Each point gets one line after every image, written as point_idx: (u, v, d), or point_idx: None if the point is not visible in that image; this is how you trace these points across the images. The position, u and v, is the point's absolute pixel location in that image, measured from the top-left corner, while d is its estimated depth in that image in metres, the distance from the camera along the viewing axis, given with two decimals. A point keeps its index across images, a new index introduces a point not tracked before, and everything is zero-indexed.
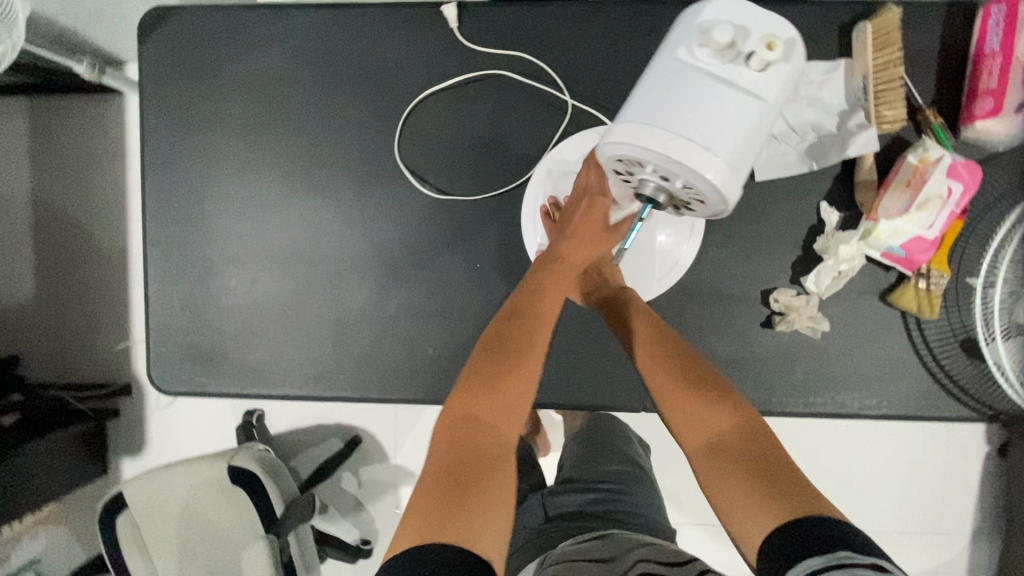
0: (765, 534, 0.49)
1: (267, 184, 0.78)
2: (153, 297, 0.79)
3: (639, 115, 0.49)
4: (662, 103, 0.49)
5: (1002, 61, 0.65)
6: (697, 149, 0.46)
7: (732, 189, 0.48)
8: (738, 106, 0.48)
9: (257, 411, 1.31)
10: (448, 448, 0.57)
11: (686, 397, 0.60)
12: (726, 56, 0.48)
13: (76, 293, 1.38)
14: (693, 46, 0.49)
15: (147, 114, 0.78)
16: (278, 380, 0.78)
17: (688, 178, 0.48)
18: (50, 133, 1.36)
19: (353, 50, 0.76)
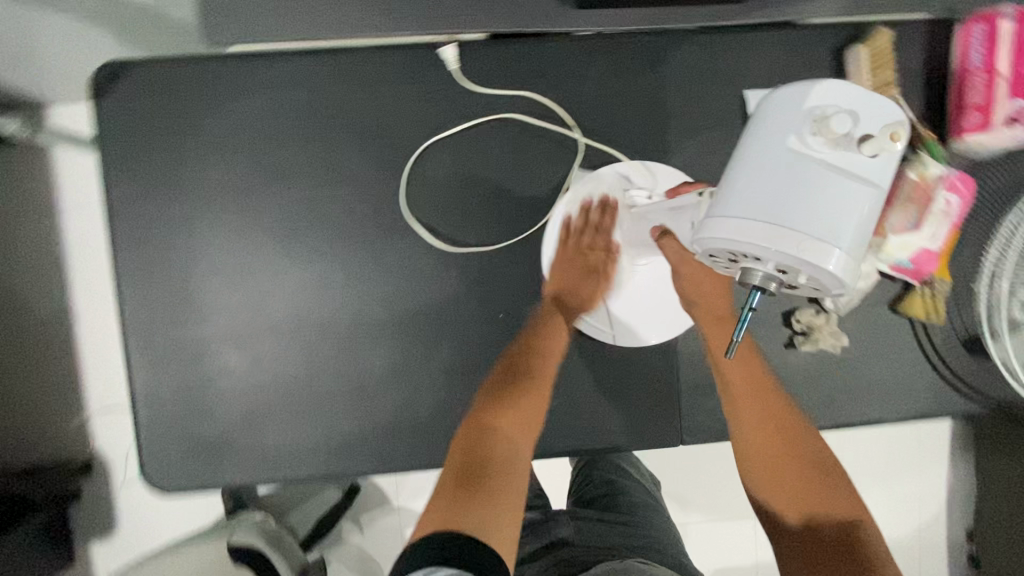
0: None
1: (261, 249, 0.71)
2: (140, 388, 0.70)
3: (751, 209, 0.46)
4: (780, 198, 0.45)
5: (986, 78, 0.69)
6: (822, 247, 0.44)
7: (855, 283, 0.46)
8: (856, 197, 0.45)
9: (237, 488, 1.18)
10: (470, 448, 0.67)
11: (792, 463, 0.72)
12: (840, 144, 0.45)
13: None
14: (804, 133, 0.45)
15: (109, 184, 0.69)
16: (294, 462, 0.72)
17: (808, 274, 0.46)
18: None
19: (345, 97, 0.70)
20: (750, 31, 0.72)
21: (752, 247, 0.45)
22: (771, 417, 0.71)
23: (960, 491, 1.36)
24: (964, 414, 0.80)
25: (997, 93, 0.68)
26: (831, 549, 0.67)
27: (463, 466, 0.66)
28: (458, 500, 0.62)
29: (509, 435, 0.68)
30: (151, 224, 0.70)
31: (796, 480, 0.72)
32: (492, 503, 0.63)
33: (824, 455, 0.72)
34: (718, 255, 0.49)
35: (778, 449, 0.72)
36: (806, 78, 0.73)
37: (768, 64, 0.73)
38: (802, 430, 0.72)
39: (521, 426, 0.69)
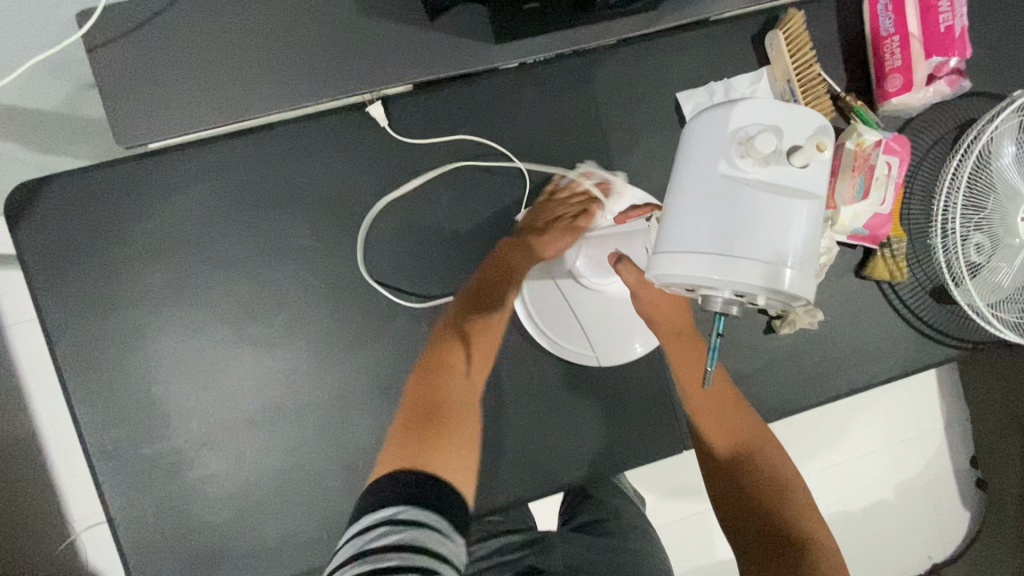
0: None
1: (221, 343, 0.68)
2: (117, 513, 0.66)
3: (696, 242, 0.45)
4: (723, 226, 0.44)
5: (900, 40, 0.71)
6: (772, 268, 0.43)
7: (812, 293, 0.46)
8: (797, 210, 0.44)
9: None
10: (427, 392, 0.58)
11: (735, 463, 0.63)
12: (770, 162, 0.44)
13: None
14: (733, 156, 0.44)
15: (44, 307, 0.65)
16: (297, 555, 0.68)
17: (764, 295, 0.45)
18: None
19: (280, 173, 0.68)
20: (667, 35, 0.73)
21: (703, 278, 0.45)
22: (725, 408, 0.66)
23: (953, 424, 1.40)
24: (946, 361, 0.81)
25: (913, 53, 0.70)
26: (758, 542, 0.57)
27: (423, 409, 0.56)
28: (406, 429, 0.54)
29: (465, 375, 0.61)
30: (100, 340, 0.66)
31: (739, 471, 0.63)
32: (441, 434, 0.54)
33: (758, 434, 0.65)
34: (674, 287, 0.49)
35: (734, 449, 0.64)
36: (732, 69, 0.74)
37: (693, 62, 0.74)
38: (741, 426, 0.66)
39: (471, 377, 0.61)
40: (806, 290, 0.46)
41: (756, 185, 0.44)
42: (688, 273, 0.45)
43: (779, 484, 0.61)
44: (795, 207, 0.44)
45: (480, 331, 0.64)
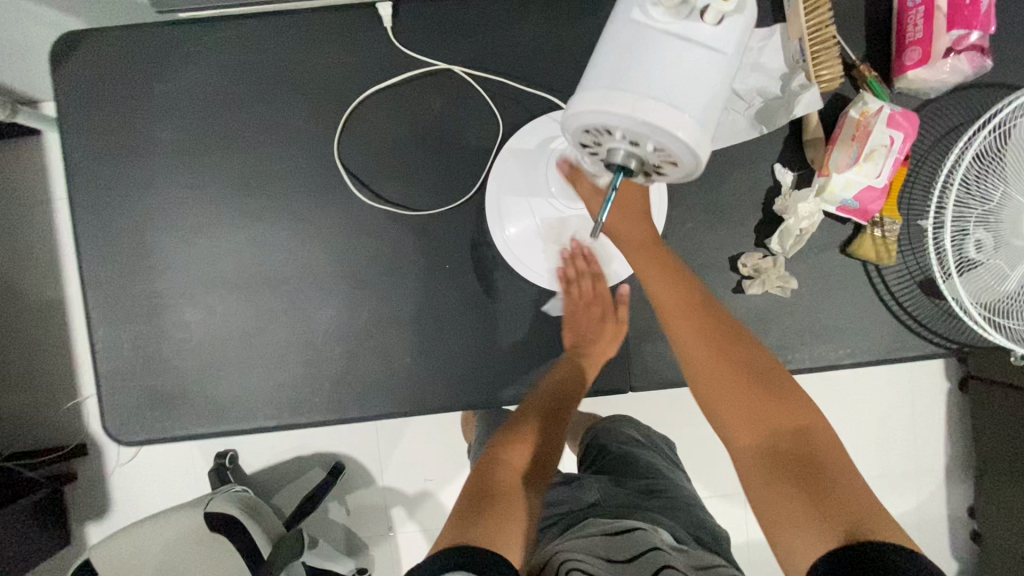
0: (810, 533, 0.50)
1: (212, 206, 0.74)
2: (99, 341, 0.73)
3: (600, 80, 0.47)
4: (625, 65, 0.46)
5: (925, 11, 0.68)
6: (665, 109, 0.44)
7: (706, 150, 0.47)
8: (699, 62, 0.46)
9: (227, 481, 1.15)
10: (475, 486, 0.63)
11: (740, 392, 0.61)
12: (681, 12, 0.46)
13: (22, 350, 1.34)
14: (645, 4, 0.46)
15: (67, 144, 0.72)
16: (250, 412, 0.74)
17: (659, 142, 0.46)
18: None
19: (288, 57, 0.73)
20: None
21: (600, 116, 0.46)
22: (706, 328, 0.64)
23: (954, 465, 1.32)
24: (924, 358, 0.78)
25: (936, 26, 0.68)
26: (787, 476, 0.54)
27: (483, 488, 0.62)
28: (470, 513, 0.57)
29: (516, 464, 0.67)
30: (108, 185, 0.73)
31: (753, 404, 0.60)
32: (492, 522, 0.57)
33: (757, 359, 0.63)
34: (581, 137, 0.50)
35: (734, 375, 0.62)
36: None
37: None
38: (734, 354, 0.63)
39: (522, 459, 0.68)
40: (703, 147, 0.47)
41: (661, 31, 0.46)
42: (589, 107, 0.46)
43: (789, 407, 0.59)
44: (698, 58, 0.46)
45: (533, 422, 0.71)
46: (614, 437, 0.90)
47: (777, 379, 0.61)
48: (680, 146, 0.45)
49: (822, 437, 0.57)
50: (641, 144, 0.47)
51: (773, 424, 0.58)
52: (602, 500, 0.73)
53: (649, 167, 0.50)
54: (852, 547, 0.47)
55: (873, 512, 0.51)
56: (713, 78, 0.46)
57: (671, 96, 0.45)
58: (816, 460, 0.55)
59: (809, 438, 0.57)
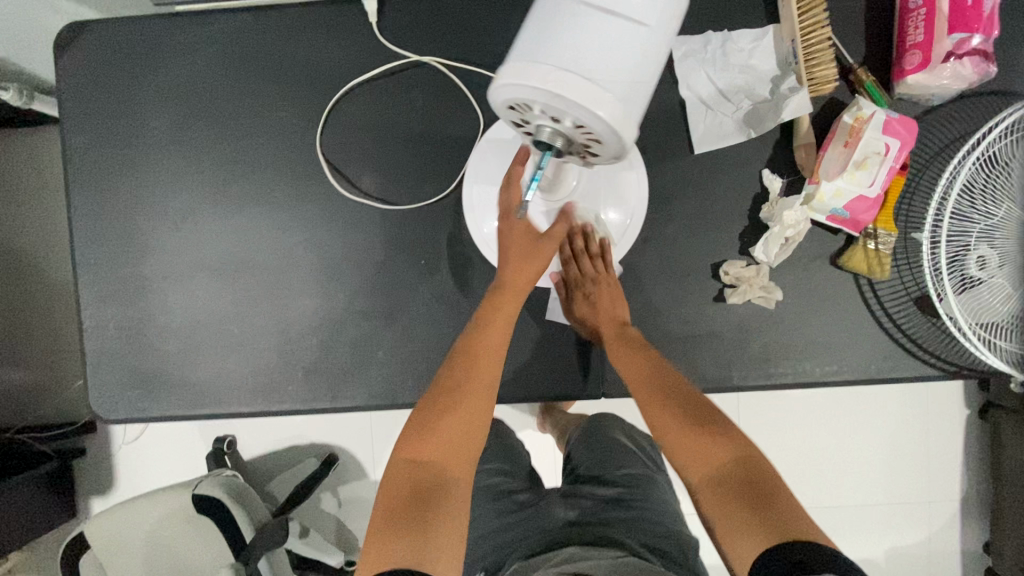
0: (752, 552, 0.50)
1: (198, 195, 0.76)
2: (87, 321, 0.76)
3: (520, 53, 0.45)
4: (546, 38, 0.45)
5: (926, 14, 0.65)
6: (580, 80, 0.43)
7: (628, 126, 0.45)
8: (621, 32, 0.45)
9: (224, 470, 1.16)
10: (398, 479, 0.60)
11: (675, 420, 0.62)
12: None
13: (44, 327, 1.41)
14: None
15: (67, 131, 0.76)
16: (224, 397, 0.75)
17: (577, 116, 0.44)
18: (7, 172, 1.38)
19: (276, 51, 0.74)
20: None
21: (519, 91, 0.45)
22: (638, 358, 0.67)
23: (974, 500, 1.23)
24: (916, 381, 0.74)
25: (937, 30, 0.64)
26: (732, 498, 0.54)
27: (415, 492, 0.58)
28: (401, 519, 0.56)
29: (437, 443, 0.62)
30: (102, 171, 0.76)
31: (697, 443, 0.59)
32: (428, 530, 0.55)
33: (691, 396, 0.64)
34: (510, 113, 0.49)
35: (680, 422, 0.61)
36: (737, 22, 0.72)
37: (695, 9, 0.72)
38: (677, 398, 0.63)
39: (459, 445, 0.62)
40: (626, 124, 0.45)
41: (583, 1, 0.45)
42: (507, 77, 0.45)
43: (723, 439, 0.59)
44: (620, 28, 0.45)
45: (460, 398, 0.64)
46: (593, 437, 0.85)
47: (717, 417, 0.61)
48: (596, 120, 0.44)
49: (759, 461, 0.57)
50: (563, 119, 0.46)
51: (709, 458, 0.58)
52: (562, 517, 0.70)
53: (578, 146, 0.49)
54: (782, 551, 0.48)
55: (799, 521, 0.51)
56: (637, 50, 0.45)
57: (588, 68, 0.44)
58: (751, 479, 0.55)
59: (751, 465, 0.56)
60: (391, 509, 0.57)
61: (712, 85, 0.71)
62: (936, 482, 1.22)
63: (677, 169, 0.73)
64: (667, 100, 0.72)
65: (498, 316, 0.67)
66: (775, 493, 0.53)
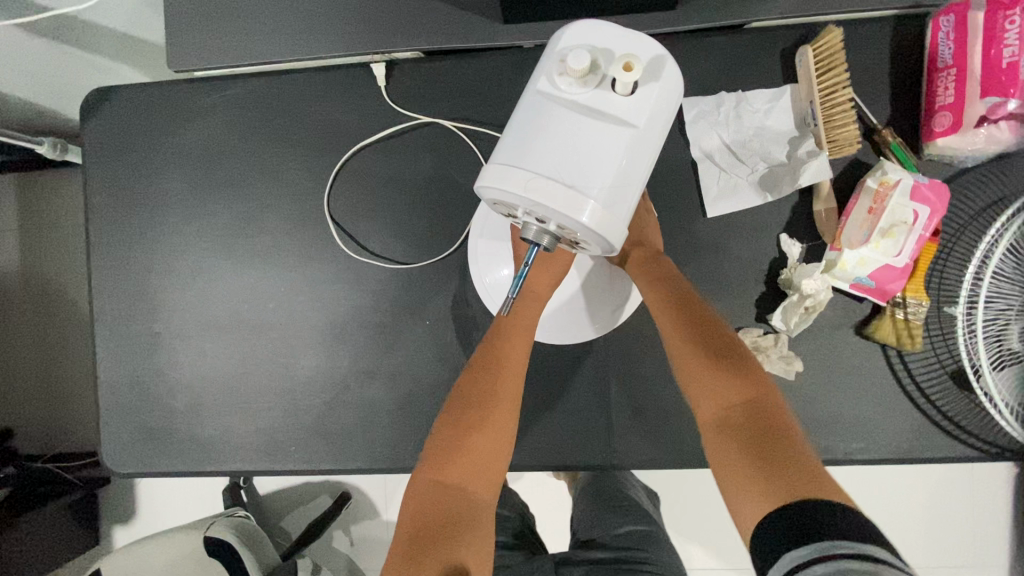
0: (757, 511, 0.45)
1: (209, 253, 0.77)
2: (102, 375, 0.78)
3: (508, 154, 0.47)
4: (531, 142, 0.46)
5: (956, 74, 0.62)
6: (560, 187, 0.45)
7: (613, 232, 0.46)
8: (604, 138, 0.46)
9: (236, 510, 1.17)
10: (421, 505, 0.56)
11: (688, 345, 0.56)
12: (590, 83, 0.46)
13: (76, 356, 1.48)
14: (554, 75, 0.46)
15: (90, 192, 0.79)
16: (229, 454, 0.75)
17: (560, 220, 0.46)
18: (50, 207, 1.48)
19: (287, 113, 0.75)
20: (687, 38, 0.70)
21: (506, 195, 0.47)
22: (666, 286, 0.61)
23: None
24: (953, 461, 0.68)
25: (969, 92, 0.61)
26: (747, 436, 0.49)
27: (438, 512, 0.55)
28: (432, 547, 0.52)
29: (462, 467, 0.58)
30: (121, 230, 0.78)
31: (713, 384, 0.53)
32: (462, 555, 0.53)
33: (711, 323, 0.58)
34: (499, 205, 0.51)
35: (695, 353, 0.56)
36: (752, 82, 0.69)
37: (708, 68, 0.69)
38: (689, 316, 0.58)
39: (483, 468, 0.59)
40: (610, 228, 0.46)
41: (567, 104, 0.46)
42: (490, 180, 0.46)
43: (746, 376, 0.53)
44: (603, 134, 0.46)
45: (489, 413, 0.60)
46: (596, 490, 0.86)
47: (734, 357, 0.54)
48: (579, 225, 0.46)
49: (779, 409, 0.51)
50: (547, 219, 0.48)
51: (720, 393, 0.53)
52: None
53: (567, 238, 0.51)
54: (788, 513, 0.42)
55: (814, 473, 0.45)
56: (622, 155, 0.46)
57: (570, 177, 0.45)
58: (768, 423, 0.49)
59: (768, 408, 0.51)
60: (421, 533, 0.54)
61: (725, 146, 0.69)
62: None
63: (689, 232, 0.70)
64: (679, 162, 0.70)
65: (515, 344, 0.64)
66: (789, 443, 0.48)
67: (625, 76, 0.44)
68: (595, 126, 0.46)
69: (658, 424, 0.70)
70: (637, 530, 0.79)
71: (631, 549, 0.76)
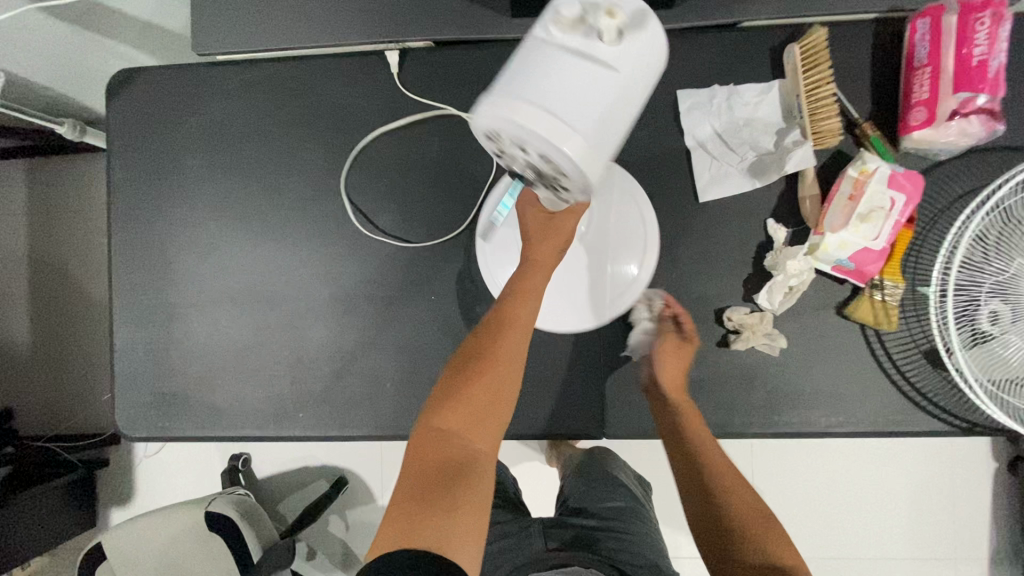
0: None
1: (225, 228, 0.81)
2: (118, 343, 0.81)
3: (499, 87, 0.49)
4: (523, 78, 0.49)
5: (931, 72, 0.66)
6: (546, 124, 0.48)
7: (593, 163, 0.48)
8: (591, 77, 0.48)
9: (236, 488, 1.20)
10: (424, 460, 0.59)
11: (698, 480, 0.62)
12: (580, 30, 0.49)
13: (80, 339, 1.51)
14: (548, 24, 0.50)
15: (113, 168, 0.82)
16: (239, 420, 0.79)
17: (543, 148, 0.47)
18: (58, 191, 1.51)
19: (303, 96, 0.79)
20: (683, 35, 0.75)
21: (493, 123, 0.48)
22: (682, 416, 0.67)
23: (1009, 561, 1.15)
24: (927, 435, 0.72)
25: (942, 89, 0.65)
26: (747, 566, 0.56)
27: (441, 465, 0.59)
28: (428, 506, 0.56)
29: (463, 420, 0.61)
30: (141, 204, 0.82)
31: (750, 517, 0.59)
32: (458, 510, 0.56)
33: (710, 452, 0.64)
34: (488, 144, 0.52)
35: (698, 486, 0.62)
36: (743, 77, 0.74)
37: (701, 63, 0.74)
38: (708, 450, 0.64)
39: (481, 422, 0.62)
40: (590, 160, 0.48)
41: (558, 48, 0.50)
42: (487, 114, 0.49)
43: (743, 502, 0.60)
44: (589, 75, 0.48)
45: (488, 373, 0.63)
46: (586, 471, 0.90)
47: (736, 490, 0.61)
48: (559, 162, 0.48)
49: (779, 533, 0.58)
50: (531, 150, 0.49)
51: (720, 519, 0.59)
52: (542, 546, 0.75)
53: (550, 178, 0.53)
54: None
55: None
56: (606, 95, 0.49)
57: (556, 107, 0.47)
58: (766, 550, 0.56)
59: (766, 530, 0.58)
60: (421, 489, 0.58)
61: (717, 136, 0.73)
62: (967, 541, 1.16)
63: (682, 216, 0.75)
64: (673, 150, 0.75)
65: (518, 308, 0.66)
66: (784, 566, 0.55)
67: (611, 20, 0.47)
68: (581, 66, 0.49)
69: None
70: (623, 505, 0.82)
71: (615, 521, 0.79)
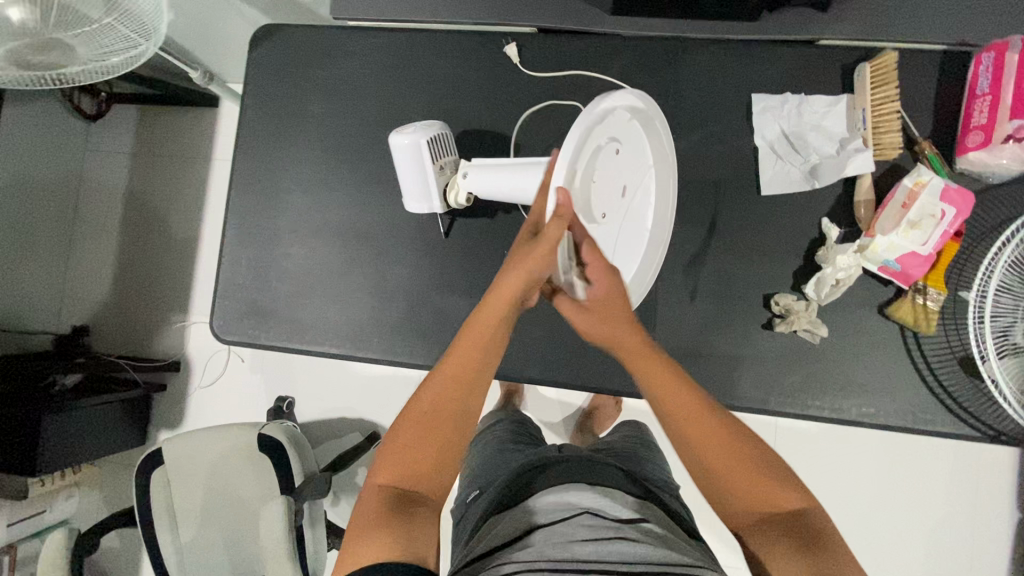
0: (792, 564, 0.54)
1: (331, 169, 0.91)
2: (224, 258, 0.92)
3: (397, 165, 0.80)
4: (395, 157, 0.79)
5: (991, 101, 0.73)
6: (410, 187, 0.80)
7: (422, 206, 0.81)
8: (409, 157, 0.77)
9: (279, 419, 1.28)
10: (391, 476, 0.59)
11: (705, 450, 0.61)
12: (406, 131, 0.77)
13: (159, 272, 1.65)
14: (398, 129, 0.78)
15: (245, 108, 0.95)
16: (319, 337, 0.88)
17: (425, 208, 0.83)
18: (164, 137, 1.67)
19: (416, 63, 0.90)
20: (765, 45, 0.83)
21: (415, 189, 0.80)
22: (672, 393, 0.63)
23: None
24: (953, 436, 0.77)
25: (999, 115, 0.72)
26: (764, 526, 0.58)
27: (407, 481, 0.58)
28: (398, 519, 0.55)
29: (427, 433, 0.61)
30: (264, 141, 0.94)
31: (743, 483, 0.60)
32: (417, 519, 0.55)
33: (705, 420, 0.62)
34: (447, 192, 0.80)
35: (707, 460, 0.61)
36: (814, 90, 0.82)
37: (778, 73, 0.82)
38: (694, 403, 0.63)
39: (442, 436, 0.61)
40: (424, 201, 0.81)
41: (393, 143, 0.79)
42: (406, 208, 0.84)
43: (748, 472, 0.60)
44: (407, 155, 0.77)
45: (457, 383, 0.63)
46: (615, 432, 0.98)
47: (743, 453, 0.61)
48: (425, 200, 0.81)
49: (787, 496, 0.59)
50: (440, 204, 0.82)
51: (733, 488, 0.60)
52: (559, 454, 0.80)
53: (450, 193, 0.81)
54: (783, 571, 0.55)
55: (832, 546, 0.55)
56: (412, 160, 0.77)
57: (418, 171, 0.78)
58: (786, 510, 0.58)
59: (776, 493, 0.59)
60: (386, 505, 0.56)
61: (784, 138, 0.81)
62: None
63: (743, 207, 0.82)
64: (742, 147, 0.82)
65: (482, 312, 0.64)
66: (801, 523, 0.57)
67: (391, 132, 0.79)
68: (400, 151, 0.77)
69: (693, 365, 0.81)
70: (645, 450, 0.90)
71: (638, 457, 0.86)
